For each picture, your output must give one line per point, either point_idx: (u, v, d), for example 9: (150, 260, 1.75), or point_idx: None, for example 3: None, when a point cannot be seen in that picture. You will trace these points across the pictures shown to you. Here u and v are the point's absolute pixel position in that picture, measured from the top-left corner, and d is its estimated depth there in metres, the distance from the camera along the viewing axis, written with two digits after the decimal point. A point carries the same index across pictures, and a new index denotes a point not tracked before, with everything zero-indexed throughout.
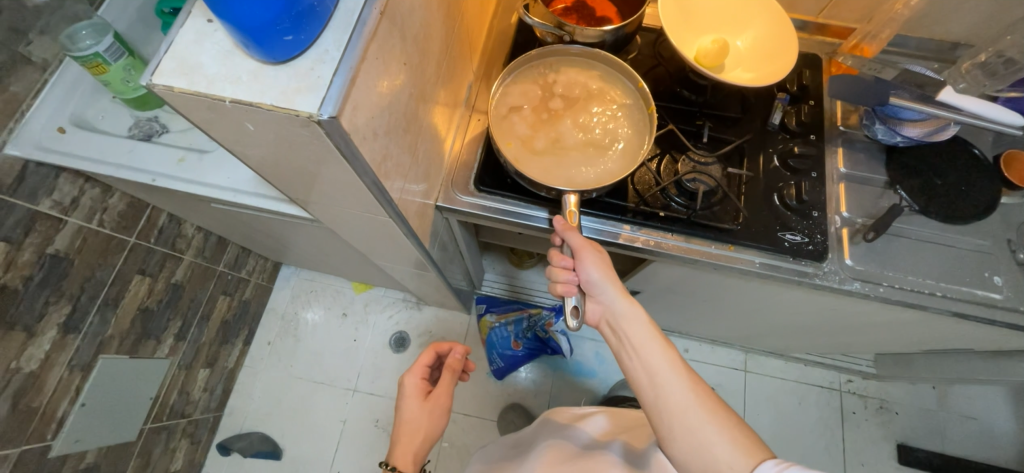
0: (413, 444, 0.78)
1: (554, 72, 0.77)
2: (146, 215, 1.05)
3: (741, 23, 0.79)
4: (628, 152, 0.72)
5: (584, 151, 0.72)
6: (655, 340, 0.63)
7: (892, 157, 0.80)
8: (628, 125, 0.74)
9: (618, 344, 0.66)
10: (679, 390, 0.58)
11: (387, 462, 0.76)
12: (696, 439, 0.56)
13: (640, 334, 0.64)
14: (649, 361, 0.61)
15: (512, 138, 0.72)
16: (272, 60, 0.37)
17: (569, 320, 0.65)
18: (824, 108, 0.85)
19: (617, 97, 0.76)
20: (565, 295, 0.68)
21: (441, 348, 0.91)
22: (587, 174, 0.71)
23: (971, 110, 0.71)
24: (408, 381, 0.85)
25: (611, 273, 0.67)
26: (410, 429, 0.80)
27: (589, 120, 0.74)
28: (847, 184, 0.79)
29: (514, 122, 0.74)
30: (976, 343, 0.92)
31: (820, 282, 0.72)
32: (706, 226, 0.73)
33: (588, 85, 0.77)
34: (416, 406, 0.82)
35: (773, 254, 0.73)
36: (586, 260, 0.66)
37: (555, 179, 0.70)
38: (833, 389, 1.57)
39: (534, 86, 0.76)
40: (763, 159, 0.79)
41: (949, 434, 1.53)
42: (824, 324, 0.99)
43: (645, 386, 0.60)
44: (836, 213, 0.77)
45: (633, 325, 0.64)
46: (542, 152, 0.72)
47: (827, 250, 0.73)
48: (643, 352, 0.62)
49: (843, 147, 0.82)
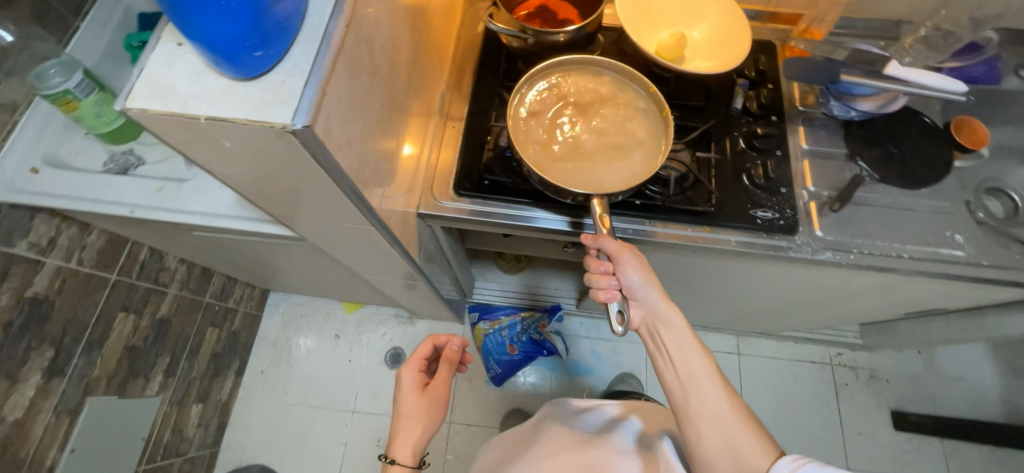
0: (411, 436, 0.78)
1: (566, 80, 0.80)
2: (127, 250, 1.04)
3: (695, 15, 0.83)
4: (647, 153, 0.74)
5: (606, 155, 0.74)
6: (695, 347, 0.65)
7: (850, 131, 0.85)
8: (644, 126, 0.76)
9: (656, 350, 0.67)
10: (715, 398, 0.60)
11: (386, 457, 0.76)
12: (728, 447, 0.57)
13: (680, 341, 0.66)
14: (688, 367, 0.63)
15: (530, 145, 0.74)
16: (244, 77, 0.38)
17: (613, 326, 0.66)
18: (783, 90, 0.88)
19: (630, 101, 0.79)
20: (606, 300, 0.68)
21: (438, 341, 0.91)
22: (610, 176, 0.72)
23: (917, 80, 0.77)
24: (406, 375, 0.85)
25: (652, 279, 0.68)
26: (408, 423, 0.80)
27: (605, 124, 0.77)
28: (811, 160, 0.82)
29: (531, 129, 0.75)
30: (949, 302, 0.96)
31: (794, 254, 0.75)
32: (681, 211, 0.76)
33: (599, 91, 0.79)
34: (413, 399, 0.82)
35: (748, 232, 0.75)
36: (627, 264, 0.67)
37: (579, 183, 0.71)
38: (825, 364, 1.61)
39: (548, 95, 0.78)
40: (729, 142, 0.82)
41: (940, 396, 1.57)
42: (805, 298, 1.03)
43: (681, 391, 0.62)
44: (803, 188, 0.80)
45: (672, 332, 0.66)
46: (564, 158, 0.74)
47: (797, 224, 0.76)
48: (682, 359, 0.64)
49: (804, 125, 0.85)
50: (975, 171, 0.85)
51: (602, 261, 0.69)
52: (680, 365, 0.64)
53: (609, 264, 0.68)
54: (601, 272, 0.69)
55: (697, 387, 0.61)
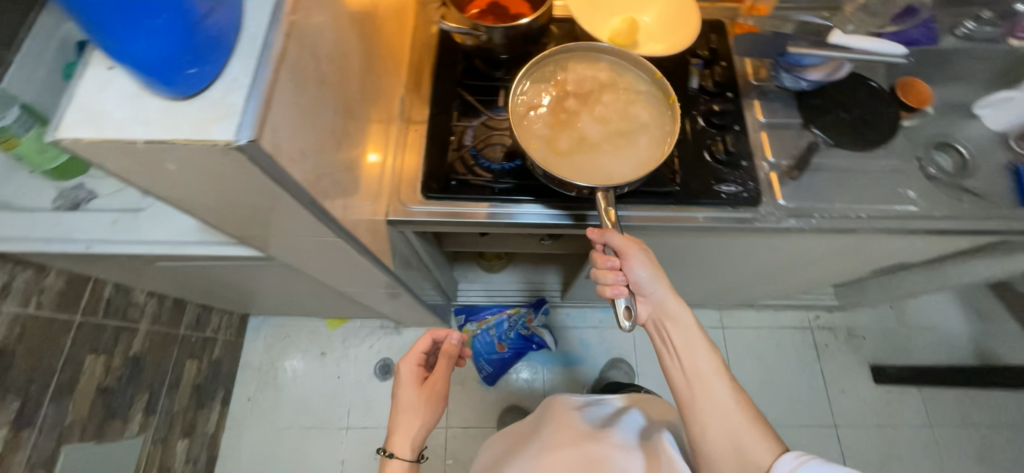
0: (412, 429, 0.78)
1: (563, 70, 0.78)
2: (89, 288, 0.99)
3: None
4: (655, 137, 0.73)
5: (613, 143, 0.73)
6: (700, 343, 0.70)
7: (803, 101, 0.87)
8: (648, 110, 0.75)
9: (662, 344, 0.72)
10: (721, 393, 0.67)
11: (386, 450, 0.76)
12: (733, 436, 0.64)
13: (686, 336, 0.71)
14: (694, 364, 0.69)
15: (535, 140, 0.72)
16: (182, 96, 0.37)
17: (621, 322, 0.66)
18: (737, 67, 0.89)
19: (630, 85, 0.77)
20: (613, 297, 0.69)
21: (437, 335, 0.91)
22: (622, 164, 0.71)
23: (861, 47, 0.80)
24: (404, 368, 0.84)
25: (658, 275, 0.71)
26: (407, 416, 0.79)
27: (609, 111, 0.75)
28: (769, 132, 0.84)
29: (534, 124, 0.73)
30: (911, 256, 1.00)
31: (760, 225, 0.77)
32: (649, 193, 0.77)
33: (598, 78, 0.77)
34: (412, 393, 0.81)
35: (714, 207, 0.77)
36: (636, 261, 0.68)
37: (592, 175, 0.69)
38: (805, 328, 1.67)
39: (546, 87, 0.77)
40: (689, 122, 0.83)
41: (915, 347, 1.64)
42: (778, 267, 1.06)
43: (688, 388, 0.68)
44: (763, 160, 0.82)
45: (678, 329, 0.71)
46: (572, 151, 0.72)
47: (760, 195, 0.78)
48: (689, 354, 0.70)
49: (758, 99, 0.87)
50: (921, 129, 0.89)
51: (609, 257, 0.70)
52: (687, 362, 0.69)
53: (616, 260, 0.69)
54: (608, 268, 0.70)
55: (704, 384, 0.67)
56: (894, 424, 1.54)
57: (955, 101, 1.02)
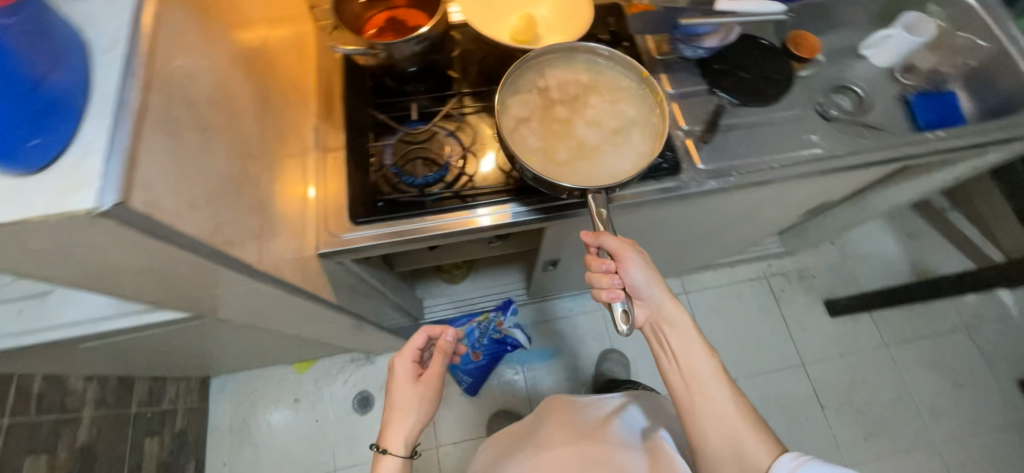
0: (407, 425, 0.79)
1: (543, 76, 0.78)
2: (14, 387, 0.90)
3: None
4: (645, 130, 0.76)
5: (608, 143, 0.75)
6: (697, 345, 0.76)
7: (704, 68, 0.91)
8: (632, 105, 0.78)
9: (661, 346, 0.78)
10: (716, 392, 0.74)
11: (380, 446, 0.77)
12: (732, 437, 0.71)
13: (683, 340, 0.76)
14: (691, 365, 0.75)
15: (533, 154, 0.73)
16: (32, 169, 0.35)
17: (619, 327, 0.65)
18: (639, 46, 0.92)
19: (610, 82, 0.80)
20: (608, 300, 0.70)
21: (432, 331, 0.89)
22: (622, 162, 0.73)
23: (744, 9, 0.85)
24: (398, 365, 0.84)
25: (656, 282, 0.75)
26: (401, 413, 0.80)
27: (597, 113, 0.78)
28: (679, 102, 0.88)
29: (528, 136, 0.74)
30: (830, 194, 1.07)
31: (684, 192, 0.80)
32: None
33: (579, 79, 0.79)
34: (407, 390, 0.82)
35: (638, 183, 0.80)
36: (632, 266, 0.71)
37: (597, 179, 0.72)
38: (760, 277, 1.75)
39: (530, 97, 0.77)
40: None
41: (859, 275, 1.76)
42: (717, 226, 1.11)
43: (687, 392, 0.75)
44: (678, 129, 0.85)
45: (675, 331, 0.76)
46: (571, 158, 0.74)
47: (679, 164, 0.82)
48: (688, 358, 0.76)
49: (665, 72, 0.90)
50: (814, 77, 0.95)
51: (604, 260, 0.72)
52: (685, 364, 0.75)
53: (612, 263, 0.71)
54: (603, 271, 0.72)
55: (701, 383, 0.74)
56: (855, 351, 1.64)
57: (843, 45, 1.09)
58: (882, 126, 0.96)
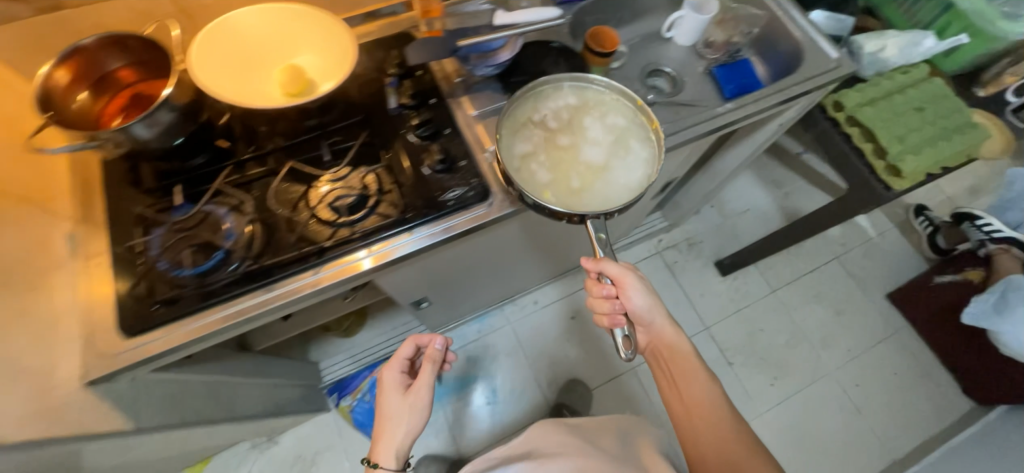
0: (397, 435, 0.80)
1: (538, 109, 0.83)
2: None
3: (295, 37, 0.76)
4: (640, 137, 0.82)
5: (611, 158, 0.80)
6: (695, 371, 0.86)
7: (504, 82, 0.90)
8: (621, 115, 0.84)
9: (662, 367, 0.89)
10: (714, 414, 0.82)
11: (371, 459, 0.79)
12: (730, 457, 0.78)
13: (682, 365, 0.87)
14: (690, 390, 0.85)
15: (544, 188, 0.77)
16: None
17: (619, 352, 0.73)
18: (433, 72, 0.89)
19: (597, 99, 0.85)
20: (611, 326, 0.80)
21: (420, 339, 0.88)
22: (629, 175, 0.79)
23: (522, 20, 0.84)
24: (388, 376, 0.86)
25: (657, 309, 0.86)
26: (390, 426, 0.82)
27: (592, 132, 0.82)
28: (483, 123, 0.86)
29: (535, 172, 0.78)
30: (664, 176, 1.11)
31: (496, 216, 0.78)
32: (378, 229, 0.73)
33: (569, 105, 0.84)
34: (397, 400, 0.83)
35: (446, 218, 0.76)
36: (632, 295, 0.82)
37: (611, 200, 0.76)
38: (654, 255, 1.80)
39: (528, 130, 0.81)
40: (400, 141, 0.80)
41: (740, 230, 1.86)
42: (572, 231, 1.11)
43: (687, 416, 0.84)
44: (485, 150, 0.83)
45: (673, 356, 0.88)
46: (586, 183, 0.78)
47: (486, 188, 0.79)
48: (687, 381, 0.86)
49: (464, 94, 0.88)
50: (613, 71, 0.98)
51: (606, 286, 0.81)
52: (684, 388, 0.86)
53: (613, 287, 0.80)
54: (603, 295, 0.81)
55: (703, 407, 0.83)
56: (749, 303, 1.74)
57: (648, 31, 1.14)
58: (692, 103, 0.98)
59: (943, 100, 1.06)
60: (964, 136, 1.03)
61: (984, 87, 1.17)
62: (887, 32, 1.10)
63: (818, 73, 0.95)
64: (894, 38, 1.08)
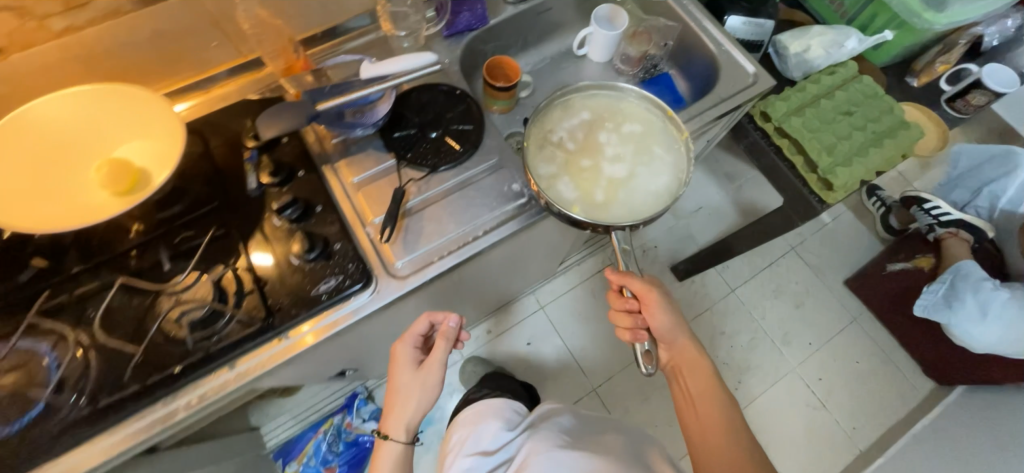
0: (406, 412, 0.76)
1: (555, 126, 0.82)
2: None
3: (110, 123, 0.65)
4: (664, 140, 0.82)
5: (638, 164, 0.80)
6: (714, 391, 0.82)
7: (387, 138, 0.78)
8: (641, 119, 0.84)
9: (679, 385, 0.85)
10: (734, 437, 0.77)
11: (381, 430, 0.77)
12: None
13: (700, 385, 0.82)
14: (708, 410, 0.80)
15: (573, 203, 0.75)
16: None
17: (640, 366, 0.74)
18: (304, 136, 0.77)
19: (613, 107, 0.85)
20: (633, 340, 0.81)
21: (434, 317, 0.79)
22: (659, 179, 0.78)
23: (390, 70, 0.74)
24: (400, 349, 0.79)
25: (678, 324, 0.83)
26: (401, 400, 0.77)
27: (614, 141, 0.82)
28: (362, 191, 0.76)
29: (561, 189, 0.76)
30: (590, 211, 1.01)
31: (380, 305, 0.69)
32: (239, 341, 0.63)
33: (586, 117, 0.84)
34: (407, 376, 0.77)
35: (321, 315, 0.67)
36: (655, 309, 0.80)
37: (638, 211, 0.75)
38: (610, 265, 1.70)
39: (551, 145, 0.80)
40: (262, 229, 0.70)
41: (695, 231, 1.79)
42: (498, 279, 1.00)
43: (702, 439, 0.79)
44: (367, 225, 0.73)
45: (696, 376, 0.83)
46: (611, 196, 0.77)
47: (366, 273, 0.69)
48: (706, 399, 0.81)
49: (340, 159, 0.77)
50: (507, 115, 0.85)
51: (628, 300, 0.81)
52: (701, 409, 0.81)
53: (635, 302, 0.81)
54: (626, 309, 0.82)
55: (717, 428, 0.78)
56: (709, 307, 1.67)
57: (558, 50, 1.04)
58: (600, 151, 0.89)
59: (872, 101, 1.00)
60: (895, 140, 0.96)
61: (917, 77, 1.10)
62: (813, 31, 1.04)
63: (733, 92, 0.88)
64: (818, 37, 1.02)
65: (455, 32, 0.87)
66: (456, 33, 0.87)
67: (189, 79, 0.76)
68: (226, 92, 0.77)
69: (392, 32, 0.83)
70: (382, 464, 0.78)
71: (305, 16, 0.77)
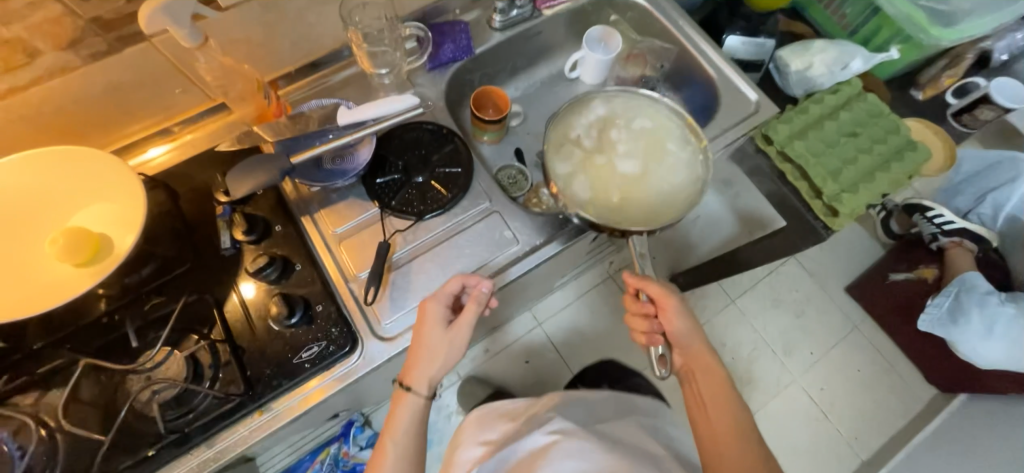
0: (434, 369, 0.65)
1: (572, 125, 0.80)
2: None
3: (61, 191, 0.61)
4: (679, 138, 0.79)
5: (652, 164, 0.78)
6: (729, 398, 0.73)
7: (368, 185, 0.74)
8: (656, 119, 0.81)
9: (692, 390, 0.76)
10: (749, 448, 0.68)
11: (404, 382, 0.65)
12: None
13: (713, 389, 0.74)
14: (720, 415, 0.71)
15: (588, 203, 0.75)
16: None
17: (654, 370, 0.75)
18: (278, 191, 0.72)
19: (630, 105, 0.82)
20: (648, 343, 0.77)
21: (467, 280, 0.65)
22: (673, 178, 0.77)
23: (368, 116, 0.69)
24: (429, 306, 0.64)
25: (695, 327, 0.77)
26: (425, 358, 0.64)
27: (629, 139, 0.80)
28: (345, 244, 0.71)
29: (577, 190, 0.75)
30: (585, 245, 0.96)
31: (365, 370, 0.65)
32: (217, 417, 0.60)
33: (601, 116, 0.81)
34: (436, 335, 0.64)
35: (303, 384, 0.63)
36: (670, 312, 0.76)
37: (654, 214, 0.74)
38: (606, 279, 1.50)
39: (567, 146, 0.78)
40: (238, 293, 0.66)
41: (694, 240, 1.72)
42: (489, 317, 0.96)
43: (712, 448, 0.70)
44: (350, 280, 0.69)
45: (711, 383, 0.74)
46: (626, 196, 0.76)
47: (350, 336, 0.65)
48: (721, 404, 0.72)
49: (318, 211, 0.73)
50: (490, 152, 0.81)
51: (644, 304, 0.78)
52: (712, 416, 0.72)
53: (651, 307, 0.77)
54: (642, 314, 0.78)
55: (730, 435, 0.69)
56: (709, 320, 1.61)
57: (549, 73, 0.98)
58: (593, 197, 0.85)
59: (877, 121, 0.96)
60: (902, 162, 0.92)
61: (921, 90, 1.08)
62: (814, 46, 1.01)
63: (732, 123, 0.84)
64: (820, 53, 1.00)
65: (438, 66, 0.82)
66: (439, 66, 0.82)
67: (155, 125, 0.71)
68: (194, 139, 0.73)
69: (373, 71, 0.77)
70: (397, 426, 0.66)
71: (276, 54, 0.73)
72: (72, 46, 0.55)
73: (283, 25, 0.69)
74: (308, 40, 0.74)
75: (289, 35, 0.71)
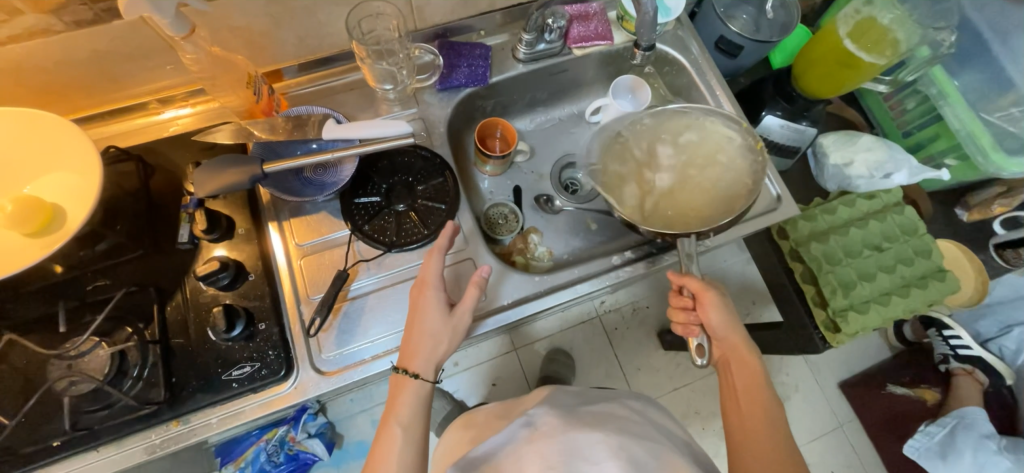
0: (439, 349, 0.60)
1: (626, 134, 0.77)
2: None
3: (25, 154, 0.59)
4: (729, 149, 0.74)
5: (696, 170, 0.75)
6: (768, 394, 0.64)
7: (345, 204, 0.69)
8: (703, 131, 0.76)
9: (726, 385, 0.67)
10: (784, 450, 0.59)
11: (404, 369, 0.60)
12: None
13: (750, 383, 0.65)
14: (752, 411, 0.63)
15: (625, 204, 0.72)
16: None
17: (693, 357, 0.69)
18: (249, 194, 0.68)
19: (681, 118, 0.76)
20: (684, 334, 0.70)
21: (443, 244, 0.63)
22: (720, 185, 0.73)
23: (356, 135, 0.66)
24: (427, 294, 0.61)
25: (736, 320, 0.67)
26: (431, 340, 0.60)
27: (671, 151, 0.76)
28: (306, 259, 0.67)
29: (622, 188, 0.74)
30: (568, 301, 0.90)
31: (293, 401, 0.62)
32: (129, 420, 0.57)
33: (648, 127, 0.77)
34: (438, 320, 0.60)
35: (228, 402, 0.60)
36: (710, 305, 0.66)
37: (698, 222, 0.71)
38: (592, 319, 1.32)
39: (620, 151, 0.76)
40: (185, 290, 0.63)
41: None
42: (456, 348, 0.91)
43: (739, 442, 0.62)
44: (303, 301, 0.65)
45: (748, 378, 0.65)
46: (673, 208, 0.73)
47: (286, 362, 0.62)
48: (759, 397, 0.64)
49: (288, 218, 0.69)
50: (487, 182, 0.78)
51: (684, 299, 0.69)
52: (747, 409, 0.63)
53: (691, 301, 0.68)
54: (679, 306, 0.69)
55: (758, 422, 0.62)
56: None
57: (570, 112, 0.92)
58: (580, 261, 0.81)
59: (909, 238, 0.88)
60: (924, 290, 0.84)
61: (968, 211, 1.01)
62: (861, 140, 0.91)
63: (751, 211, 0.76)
64: (864, 151, 0.90)
65: (449, 87, 0.76)
66: (449, 88, 0.77)
67: (138, 96, 0.68)
68: (178, 116, 0.70)
69: (375, 85, 0.72)
70: (402, 412, 0.60)
71: (278, 47, 0.68)
72: (55, 11, 0.52)
73: (289, 20, 0.65)
74: (314, 37, 0.69)
75: (295, 30, 0.67)
